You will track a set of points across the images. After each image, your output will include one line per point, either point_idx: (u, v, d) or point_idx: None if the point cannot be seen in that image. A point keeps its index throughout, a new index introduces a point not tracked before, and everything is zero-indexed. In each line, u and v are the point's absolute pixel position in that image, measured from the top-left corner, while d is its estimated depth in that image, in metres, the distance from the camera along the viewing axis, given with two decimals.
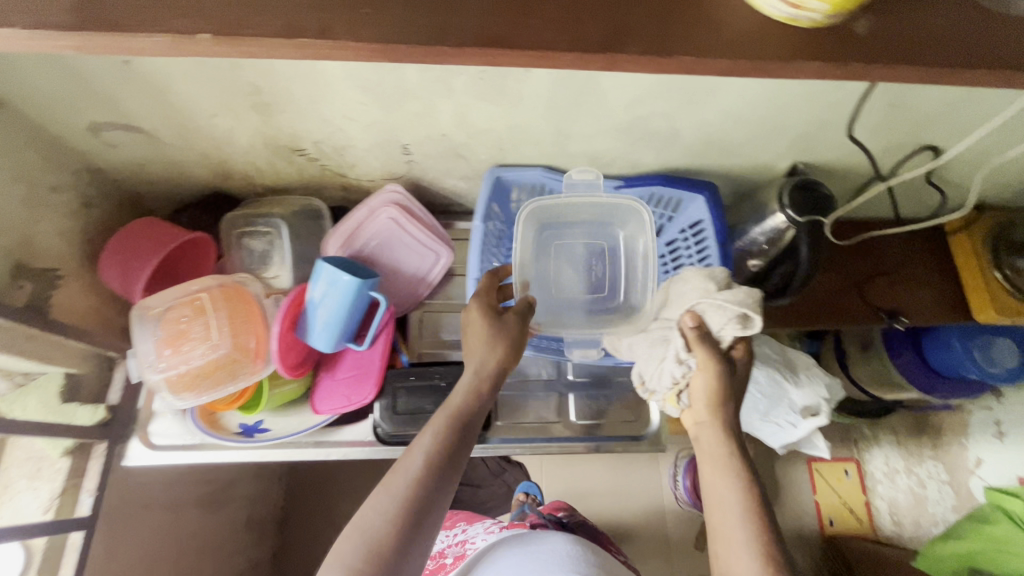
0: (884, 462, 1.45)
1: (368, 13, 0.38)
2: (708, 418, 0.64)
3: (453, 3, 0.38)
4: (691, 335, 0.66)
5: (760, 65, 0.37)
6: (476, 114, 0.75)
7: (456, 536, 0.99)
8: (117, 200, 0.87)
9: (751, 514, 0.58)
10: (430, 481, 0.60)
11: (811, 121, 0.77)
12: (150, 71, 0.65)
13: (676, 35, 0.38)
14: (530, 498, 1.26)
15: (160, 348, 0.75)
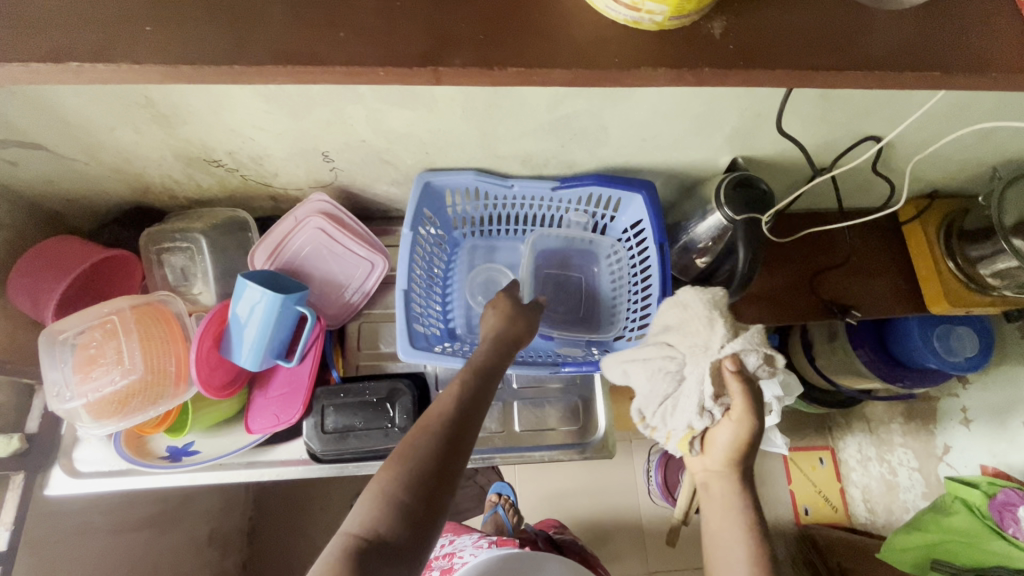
0: (858, 449, 1.45)
1: (232, 36, 0.41)
2: (729, 467, 0.61)
3: (320, 32, 0.41)
4: (730, 382, 0.59)
5: (605, 74, 0.41)
6: (392, 119, 0.72)
7: (444, 547, 1.03)
8: (28, 219, 0.83)
9: (758, 549, 0.57)
10: (420, 505, 0.52)
11: (742, 115, 0.74)
12: (32, 86, 0.61)
13: (491, 49, 0.41)
14: (503, 500, 1.27)
15: (71, 375, 0.72)
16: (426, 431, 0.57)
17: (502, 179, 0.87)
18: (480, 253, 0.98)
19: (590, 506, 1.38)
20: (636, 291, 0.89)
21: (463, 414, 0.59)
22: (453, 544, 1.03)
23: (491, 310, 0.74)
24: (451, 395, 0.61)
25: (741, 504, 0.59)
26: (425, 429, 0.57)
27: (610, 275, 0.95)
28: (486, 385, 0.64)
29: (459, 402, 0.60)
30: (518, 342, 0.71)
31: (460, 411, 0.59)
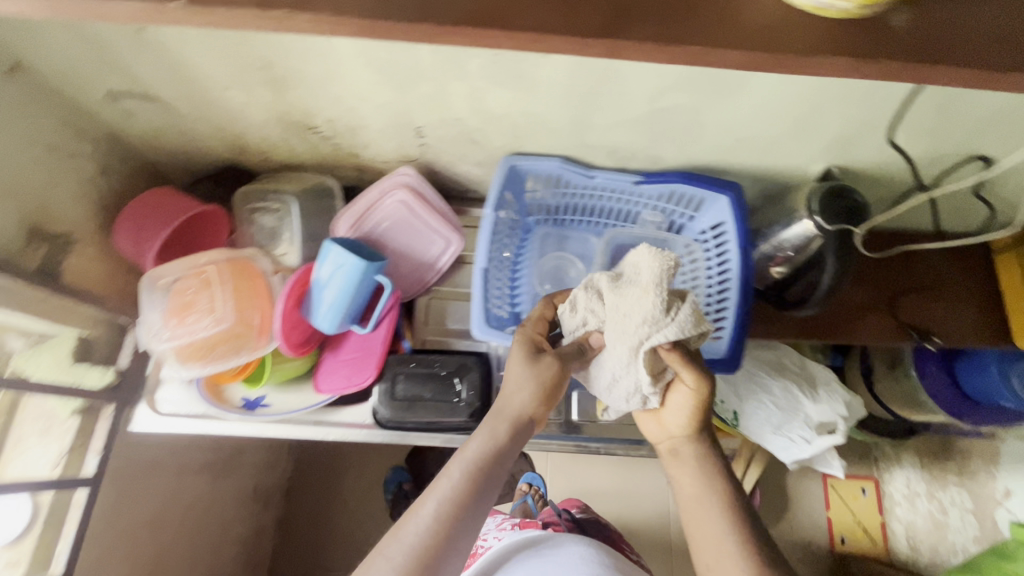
0: (905, 484, 1.38)
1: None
2: (688, 433, 0.68)
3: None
4: (670, 359, 0.63)
5: (782, 60, 0.40)
6: (491, 99, 0.73)
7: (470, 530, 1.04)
8: (132, 168, 0.88)
9: (727, 509, 0.62)
10: (446, 551, 0.57)
11: (848, 122, 0.72)
12: (165, 42, 0.65)
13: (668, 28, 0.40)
14: (533, 489, 1.28)
15: (167, 319, 0.76)
16: (455, 474, 0.61)
17: (585, 169, 0.86)
18: (551, 240, 0.98)
19: (620, 505, 1.38)
20: (712, 294, 0.87)
21: (491, 461, 0.63)
22: (478, 528, 1.04)
23: (529, 379, 0.66)
24: (479, 444, 0.64)
25: (709, 471, 0.66)
26: (453, 473, 0.62)
27: (682, 276, 0.93)
28: (517, 435, 0.66)
29: (489, 451, 0.64)
30: (546, 403, 0.67)
31: (489, 461, 0.63)
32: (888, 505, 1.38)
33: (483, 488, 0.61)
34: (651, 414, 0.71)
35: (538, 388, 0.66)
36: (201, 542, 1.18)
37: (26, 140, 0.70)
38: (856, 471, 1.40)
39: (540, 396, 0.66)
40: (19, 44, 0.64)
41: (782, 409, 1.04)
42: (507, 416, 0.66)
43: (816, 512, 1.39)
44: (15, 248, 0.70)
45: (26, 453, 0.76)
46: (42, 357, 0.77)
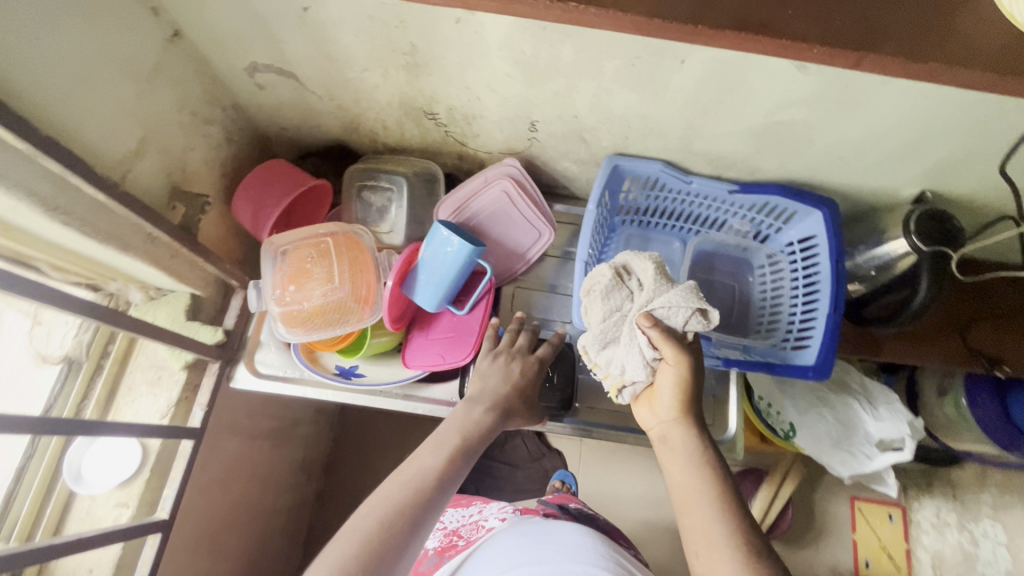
0: (934, 513, 1.34)
1: None
2: (678, 416, 0.64)
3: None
4: (655, 337, 0.63)
5: None
6: (614, 100, 0.76)
7: (471, 515, 0.99)
8: (249, 139, 0.92)
9: (713, 487, 0.58)
10: (416, 518, 0.60)
11: (959, 150, 0.74)
12: (323, 22, 0.68)
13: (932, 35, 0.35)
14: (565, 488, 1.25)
15: (285, 283, 0.81)
16: (436, 452, 0.68)
17: (683, 174, 0.90)
18: (635, 241, 1.01)
19: (659, 508, 1.39)
20: (797, 304, 0.91)
21: (468, 446, 0.70)
22: (480, 513, 0.98)
23: (502, 373, 0.80)
24: (457, 429, 0.72)
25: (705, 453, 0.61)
26: (434, 451, 0.68)
27: (762, 284, 0.97)
28: (489, 428, 0.74)
29: (466, 436, 0.71)
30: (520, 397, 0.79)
31: (465, 443, 0.70)
32: (914, 533, 1.34)
33: (458, 468, 0.68)
34: (645, 401, 0.68)
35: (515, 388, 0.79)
36: (258, 508, 1.20)
37: (177, 104, 0.74)
38: (883, 496, 1.37)
39: (511, 387, 0.79)
40: (186, 13, 0.68)
41: (841, 424, 1.06)
42: (484, 407, 0.76)
43: (841, 534, 1.37)
44: (163, 204, 0.75)
45: (138, 402, 0.82)
46: (159, 312, 0.82)
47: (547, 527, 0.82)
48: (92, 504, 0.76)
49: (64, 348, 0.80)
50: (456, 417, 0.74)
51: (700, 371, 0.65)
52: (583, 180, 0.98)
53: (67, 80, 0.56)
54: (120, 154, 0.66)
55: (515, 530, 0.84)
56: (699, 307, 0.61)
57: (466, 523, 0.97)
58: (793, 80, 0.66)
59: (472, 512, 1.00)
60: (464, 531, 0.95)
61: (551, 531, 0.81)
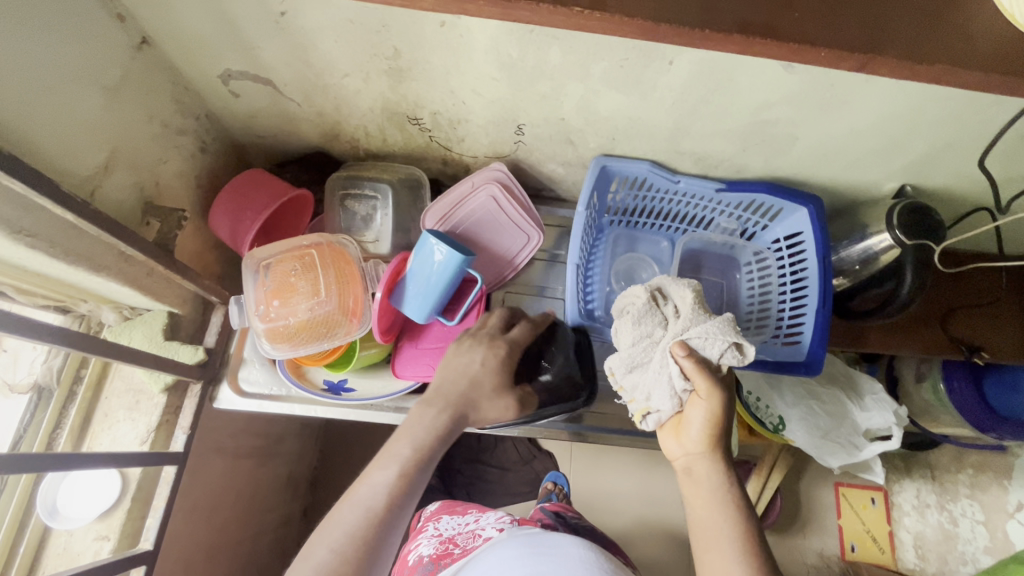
0: (914, 495, 1.37)
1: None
2: (705, 450, 0.63)
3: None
4: (689, 368, 0.62)
5: None
6: (602, 102, 0.75)
7: (467, 524, 0.97)
8: (224, 149, 0.89)
9: (733, 521, 0.60)
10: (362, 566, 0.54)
11: (939, 145, 0.76)
12: (300, 27, 0.65)
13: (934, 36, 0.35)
14: (557, 489, 1.24)
15: (268, 298, 0.78)
16: (391, 464, 0.62)
17: (670, 174, 0.89)
18: (623, 242, 1.00)
19: (653, 506, 1.39)
20: (785, 300, 0.92)
21: (427, 451, 0.64)
22: (477, 522, 0.96)
23: (461, 364, 0.73)
24: (413, 437, 0.65)
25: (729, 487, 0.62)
26: (388, 463, 0.62)
27: (749, 281, 0.98)
28: (445, 427, 0.67)
29: (425, 443, 0.64)
30: (477, 387, 0.72)
31: (423, 449, 0.64)
32: (896, 515, 1.37)
33: (417, 480, 0.62)
34: (670, 429, 0.68)
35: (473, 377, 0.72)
36: (245, 529, 1.16)
37: (147, 114, 0.70)
38: (865, 481, 1.40)
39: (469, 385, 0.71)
40: (154, 20, 0.65)
41: (830, 415, 1.08)
42: (442, 409, 0.68)
43: (827, 519, 1.40)
44: (136, 220, 0.71)
45: (115, 429, 0.78)
46: (134, 333, 0.79)
47: (546, 537, 0.82)
48: (69, 539, 0.72)
49: (33, 375, 0.76)
50: (409, 425, 0.67)
51: (732, 404, 0.64)
52: (570, 182, 0.98)
53: (28, 91, 0.53)
54: (89, 169, 0.62)
55: (519, 535, 0.84)
56: (736, 341, 0.60)
57: (462, 531, 0.95)
58: (779, 80, 0.66)
59: (469, 521, 0.98)
60: (460, 539, 0.93)
61: (551, 539, 0.82)
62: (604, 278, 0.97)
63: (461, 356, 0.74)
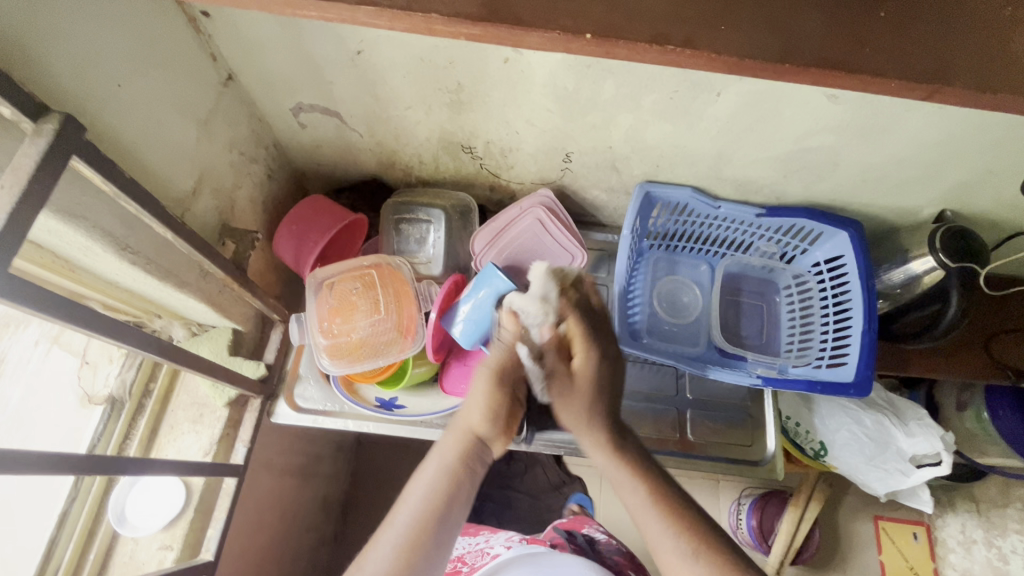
0: (960, 530, 1.33)
1: (732, 22, 0.36)
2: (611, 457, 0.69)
3: (798, 19, 0.36)
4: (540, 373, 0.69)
5: None
6: (650, 131, 0.79)
7: (477, 544, 0.98)
8: (286, 175, 0.94)
9: (672, 519, 0.62)
10: None
11: (979, 170, 0.78)
12: (373, 64, 0.71)
13: (995, 72, 0.36)
14: (578, 507, 1.26)
15: (330, 316, 0.83)
16: (414, 501, 0.63)
17: (711, 200, 0.93)
18: (663, 265, 1.03)
19: None
20: (828, 324, 0.92)
21: (445, 491, 0.64)
22: (487, 541, 0.97)
23: (474, 401, 0.68)
24: (435, 470, 0.66)
25: (649, 479, 0.66)
26: (413, 498, 0.63)
27: (790, 305, 0.99)
28: (468, 461, 0.66)
29: (442, 479, 0.64)
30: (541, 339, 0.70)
31: (444, 484, 0.64)
32: (941, 552, 1.33)
33: (443, 521, 0.62)
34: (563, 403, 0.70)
35: (487, 404, 0.68)
36: (284, 549, 1.17)
37: (228, 143, 0.76)
38: (906, 514, 1.36)
39: (484, 415, 0.68)
40: (242, 60, 0.71)
41: (873, 441, 1.06)
42: (460, 438, 0.68)
43: (869, 555, 1.34)
44: (213, 240, 0.76)
45: (181, 441, 0.81)
46: (202, 348, 0.82)
47: (552, 557, 0.84)
48: (135, 547, 0.75)
49: (108, 387, 0.80)
50: (434, 457, 0.67)
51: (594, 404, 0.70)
52: (611, 208, 1.01)
53: (138, 121, 0.58)
54: (181, 193, 0.67)
55: (519, 557, 0.85)
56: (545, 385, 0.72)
57: (472, 550, 0.96)
58: (822, 108, 0.70)
59: (479, 541, 0.98)
60: (469, 558, 0.93)
61: (556, 560, 0.83)
62: (646, 300, 1.00)
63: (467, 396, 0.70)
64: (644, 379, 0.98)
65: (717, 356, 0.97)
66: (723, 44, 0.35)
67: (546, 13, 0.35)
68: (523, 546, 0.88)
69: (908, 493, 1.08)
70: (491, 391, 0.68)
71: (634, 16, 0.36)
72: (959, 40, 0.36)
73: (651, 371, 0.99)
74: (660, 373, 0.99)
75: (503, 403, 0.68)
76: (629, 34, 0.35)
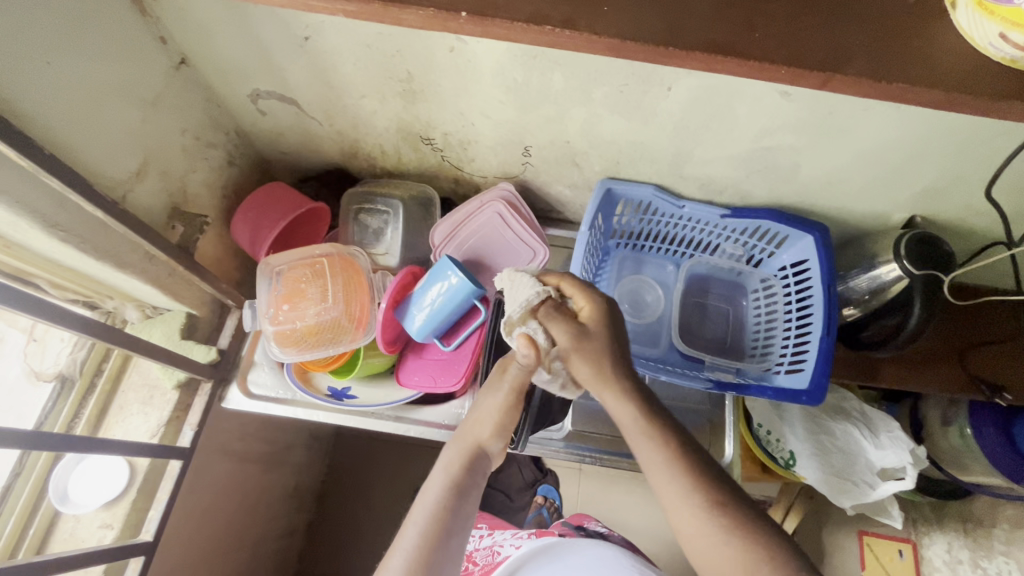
0: (945, 549, 1.28)
1: (615, 3, 0.35)
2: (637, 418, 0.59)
3: (686, 3, 0.35)
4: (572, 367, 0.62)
5: (1013, 97, 0.34)
6: (605, 126, 0.78)
7: (482, 541, 0.98)
8: (251, 163, 0.95)
9: (684, 480, 0.54)
10: None
11: (944, 175, 0.75)
12: (321, 51, 0.71)
13: (890, 63, 0.34)
14: (548, 502, 1.31)
15: (277, 302, 0.82)
16: (422, 513, 0.58)
17: (675, 199, 0.91)
18: (629, 264, 1.01)
19: (661, 544, 1.34)
20: (791, 329, 0.90)
21: (456, 503, 0.59)
22: (493, 537, 0.97)
23: (489, 412, 0.66)
24: (441, 483, 0.61)
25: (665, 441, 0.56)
26: (421, 512, 0.58)
27: (756, 309, 0.97)
28: (479, 470, 0.64)
29: (453, 492, 0.60)
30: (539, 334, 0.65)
31: (454, 496, 0.60)
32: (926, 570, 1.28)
33: (455, 535, 0.58)
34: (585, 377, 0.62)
35: (498, 417, 0.66)
36: (247, 535, 1.18)
37: (180, 127, 0.76)
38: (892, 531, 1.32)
39: (496, 426, 0.66)
40: (192, 43, 0.71)
41: (840, 451, 1.04)
42: (466, 449, 0.65)
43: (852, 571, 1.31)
44: (162, 223, 0.77)
45: (129, 421, 0.81)
46: (154, 331, 0.83)
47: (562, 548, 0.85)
48: (76, 524, 0.75)
49: (58, 366, 0.81)
50: (443, 464, 0.63)
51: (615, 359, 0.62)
52: (577, 204, 1.00)
53: (67, 99, 0.58)
54: (121, 174, 0.68)
55: (530, 553, 0.84)
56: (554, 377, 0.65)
57: (480, 548, 0.96)
58: (775, 105, 0.68)
59: (483, 537, 0.99)
60: (478, 556, 0.94)
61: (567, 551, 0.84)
62: None
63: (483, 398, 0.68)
64: None
65: (678, 358, 0.95)
66: (603, 26, 0.34)
67: None
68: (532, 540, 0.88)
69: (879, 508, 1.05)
70: (507, 405, 0.66)
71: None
72: (857, 28, 0.35)
73: None
74: None
75: (514, 416, 0.66)
76: (506, 14, 0.34)
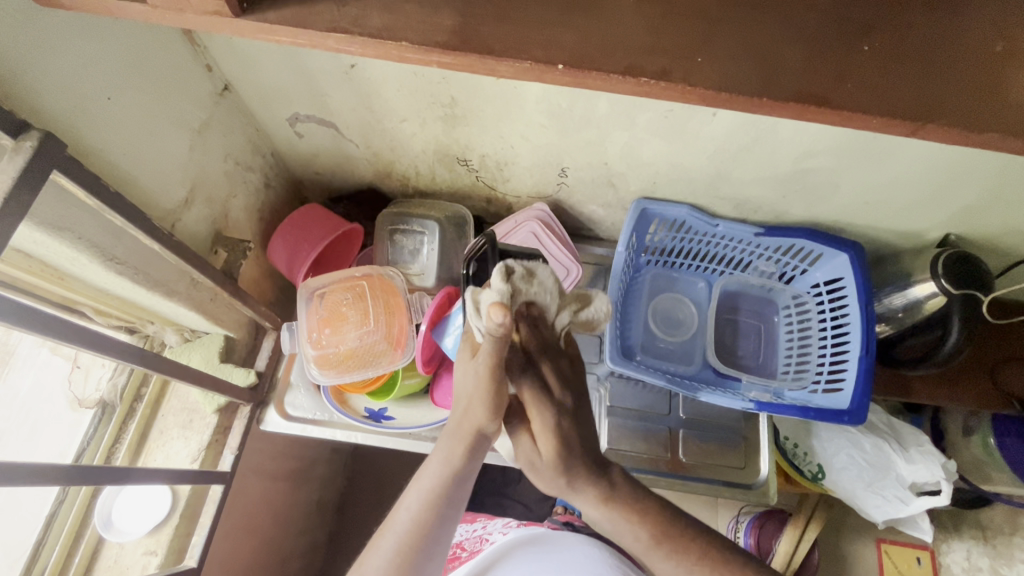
0: (965, 557, 1.24)
1: (709, 53, 0.35)
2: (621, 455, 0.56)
3: (776, 52, 0.36)
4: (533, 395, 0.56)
5: None
6: (646, 148, 0.78)
7: (475, 530, 0.94)
8: (285, 183, 0.95)
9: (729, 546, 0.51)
10: None
11: (983, 196, 0.76)
12: (366, 77, 0.71)
13: (978, 109, 0.35)
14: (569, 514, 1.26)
15: (319, 326, 0.83)
16: (413, 505, 0.54)
17: (709, 217, 0.91)
18: (660, 281, 1.01)
19: None
20: (827, 346, 0.91)
21: (446, 492, 0.54)
22: (484, 528, 0.94)
23: (476, 397, 0.52)
24: (435, 472, 0.55)
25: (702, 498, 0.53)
26: (410, 503, 0.55)
27: (788, 325, 0.98)
28: (473, 454, 0.55)
29: (447, 475, 0.55)
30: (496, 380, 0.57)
31: (444, 486, 0.54)
32: None
33: (442, 526, 0.54)
34: None
35: (486, 402, 0.52)
36: (275, 554, 1.17)
37: (223, 152, 0.76)
38: (906, 537, 1.27)
39: (489, 412, 0.53)
40: (237, 71, 0.72)
41: (873, 466, 1.03)
42: (460, 435, 0.55)
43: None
44: (205, 249, 0.77)
45: (170, 446, 0.81)
46: (193, 355, 0.83)
47: (553, 549, 0.82)
48: (120, 551, 0.75)
49: (99, 391, 0.81)
50: (437, 447, 0.56)
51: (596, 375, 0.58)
52: (609, 222, 1.00)
53: (124, 133, 0.58)
54: (170, 203, 0.68)
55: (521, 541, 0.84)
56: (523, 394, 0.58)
57: (470, 537, 0.92)
58: (820, 128, 0.68)
59: (476, 528, 0.95)
60: (467, 544, 0.90)
61: (559, 553, 0.81)
62: (641, 316, 0.98)
63: (462, 377, 0.55)
64: (635, 397, 0.97)
65: (712, 375, 0.95)
66: (699, 76, 0.34)
67: (521, 46, 0.35)
68: (524, 531, 0.86)
69: (908, 521, 1.06)
70: (490, 386, 0.51)
71: (610, 45, 0.35)
72: (946, 76, 0.35)
73: (645, 389, 0.98)
74: (654, 392, 0.97)
75: (506, 394, 0.52)
76: (603, 66, 0.35)
